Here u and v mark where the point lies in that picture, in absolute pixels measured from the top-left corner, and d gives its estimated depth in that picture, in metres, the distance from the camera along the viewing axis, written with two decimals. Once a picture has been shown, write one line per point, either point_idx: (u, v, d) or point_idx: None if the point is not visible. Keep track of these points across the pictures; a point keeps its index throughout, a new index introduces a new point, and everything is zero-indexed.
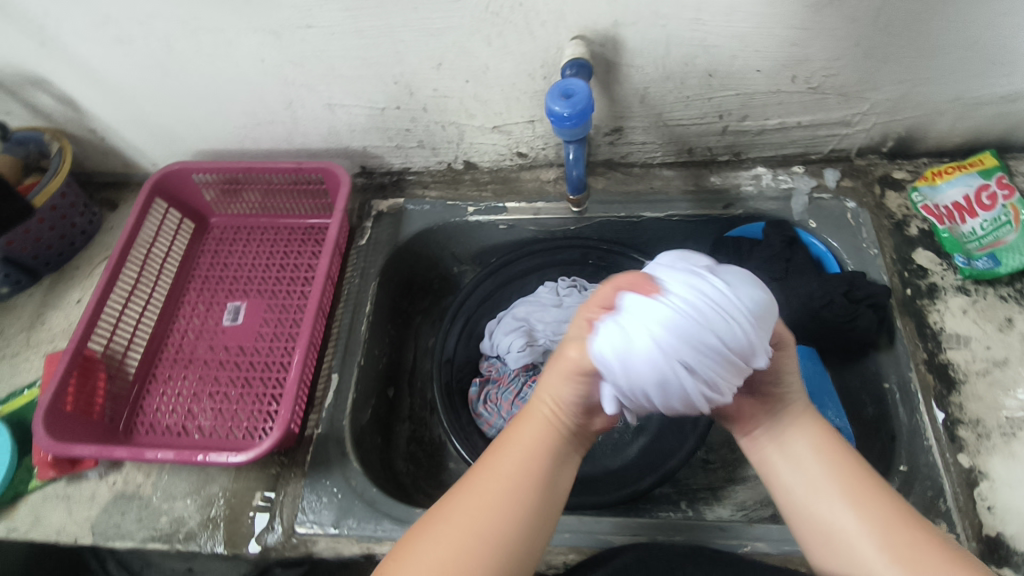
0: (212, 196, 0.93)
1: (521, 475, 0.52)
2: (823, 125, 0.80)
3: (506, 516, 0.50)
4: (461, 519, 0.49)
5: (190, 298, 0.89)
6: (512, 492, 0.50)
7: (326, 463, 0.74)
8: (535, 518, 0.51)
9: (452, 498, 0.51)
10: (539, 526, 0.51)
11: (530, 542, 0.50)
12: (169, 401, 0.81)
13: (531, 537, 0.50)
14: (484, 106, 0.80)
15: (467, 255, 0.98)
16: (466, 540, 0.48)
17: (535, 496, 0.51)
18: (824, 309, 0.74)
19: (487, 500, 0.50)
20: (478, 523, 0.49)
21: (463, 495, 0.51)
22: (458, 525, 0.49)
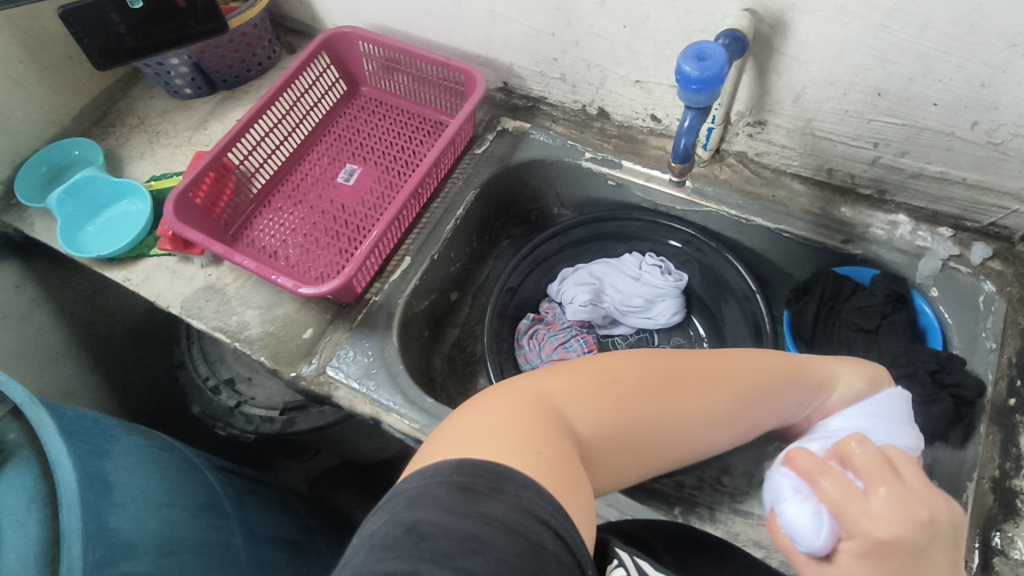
0: (369, 67, 1.00)
1: (768, 394, 0.57)
2: (991, 192, 0.70)
3: (730, 410, 0.54)
4: (688, 386, 0.52)
5: (320, 149, 0.99)
6: (743, 400, 0.55)
7: (371, 328, 0.81)
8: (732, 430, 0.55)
9: (712, 361, 0.55)
10: (723, 440, 0.55)
11: (711, 443, 0.54)
12: (273, 228, 0.92)
13: (722, 438, 0.55)
14: (633, 56, 0.79)
15: (571, 200, 1.00)
16: (700, 398, 0.53)
17: (750, 421, 0.56)
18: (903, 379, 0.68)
19: (720, 389, 0.54)
20: (700, 399, 0.53)
21: (696, 364, 0.54)
22: (707, 383, 0.53)
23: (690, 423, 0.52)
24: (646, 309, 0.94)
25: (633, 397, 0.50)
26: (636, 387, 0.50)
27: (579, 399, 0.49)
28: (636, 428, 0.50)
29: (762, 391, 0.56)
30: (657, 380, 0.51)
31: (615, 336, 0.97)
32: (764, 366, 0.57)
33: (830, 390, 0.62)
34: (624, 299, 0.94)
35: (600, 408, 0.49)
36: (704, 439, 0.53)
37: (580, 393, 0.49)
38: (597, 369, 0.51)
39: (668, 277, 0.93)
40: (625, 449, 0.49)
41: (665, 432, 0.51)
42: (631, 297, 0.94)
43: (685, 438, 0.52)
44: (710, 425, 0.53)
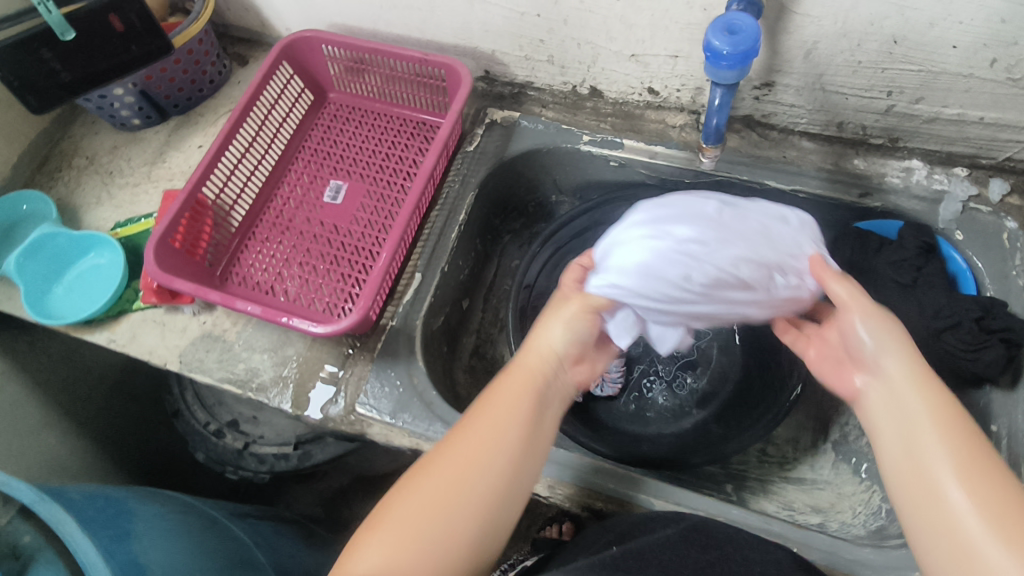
0: (335, 70, 0.93)
1: (524, 397, 0.58)
2: (1008, 128, 0.70)
3: (509, 436, 0.56)
4: (465, 449, 0.55)
5: (297, 166, 0.91)
6: (506, 429, 0.56)
7: (393, 355, 0.76)
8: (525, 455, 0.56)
9: (469, 422, 0.57)
10: (522, 467, 0.56)
11: (527, 467, 0.56)
12: (263, 261, 0.85)
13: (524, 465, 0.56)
14: (628, 29, 0.75)
15: (570, 185, 0.95)
16: (479, 446, 0.55)
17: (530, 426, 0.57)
18: (948, 329, 0.67)
19: (491, 433, 0.55)
20: (475, 461, 0.54)
21: (457, 443, 0.55)
22: (473, 436, 0.55)
23: (477, 470, 0.54)
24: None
25: (427, 501, 0.52)
26: (424, 500, 0.52)
27: (362, 545, 0.51)
28: (449, 533, 0.51)
29: (520, 408, 0.58)
30: (439, 470, 0.54)
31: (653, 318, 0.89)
32: (515, 392, 0.58)
33: (555, 350, 0.61)
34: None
35: (412, 533, 0.50)
36: (499, 464, 0.55)
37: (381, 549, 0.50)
38: (397, 497, 0.53)
39: None
40: (450, 533, 0.51)
41: (466, 492, 0.53)
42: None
43: (475, 485, 0.53)
44: (496, 472, 0.54)
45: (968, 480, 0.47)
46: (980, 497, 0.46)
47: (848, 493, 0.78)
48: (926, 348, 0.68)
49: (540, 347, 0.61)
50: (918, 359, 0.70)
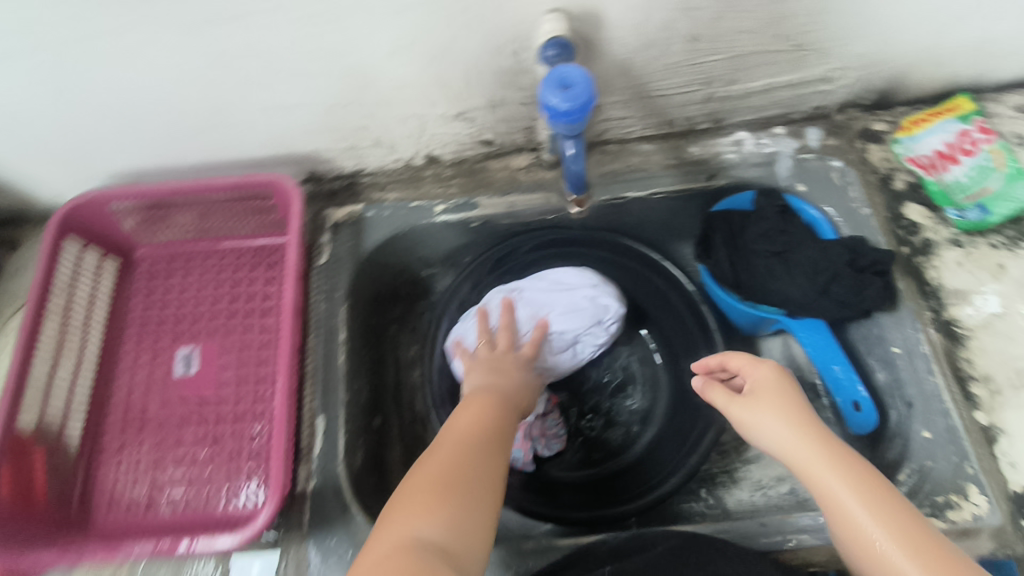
0: (134, 225, 0.80)
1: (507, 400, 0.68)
2: (805, 84, 0.76)
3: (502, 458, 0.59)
4: (446, 448, 0.58)
5: (128, 347, 0.77)
6: (480, 429, 0.61)
7: (326, 520, 0.66)
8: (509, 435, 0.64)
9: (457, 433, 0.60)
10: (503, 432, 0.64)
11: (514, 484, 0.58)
12: (128, 473, 0.70)
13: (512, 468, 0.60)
14: (444, 93, 0.71)
15: (439, 256, 0.90)
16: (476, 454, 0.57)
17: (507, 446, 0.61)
18: (832, 282, 0.71)
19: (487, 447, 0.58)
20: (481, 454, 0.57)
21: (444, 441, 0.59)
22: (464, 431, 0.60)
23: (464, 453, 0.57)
24: (573, 313, 0.83)
25: (433, 480, 0.54)
26: (431, 477, 0.54)
27: (401, 517, 0.51)
28: (471, 519, 0.52)
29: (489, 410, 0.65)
30: (440, 465, 0.55)
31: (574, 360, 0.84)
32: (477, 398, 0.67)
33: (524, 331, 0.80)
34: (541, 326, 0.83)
35: (437, 506, 0.52)
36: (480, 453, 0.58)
37: (417, 519, 0.50)
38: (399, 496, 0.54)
39: (572, 292, 0.83)
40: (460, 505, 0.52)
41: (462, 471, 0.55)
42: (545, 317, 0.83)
43: (473, 458, 0.57)
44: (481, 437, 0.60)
45: (861, 494, 0.50)
46: (885, 522, 0.48)
47: None
48: (820, 304, 0.72)
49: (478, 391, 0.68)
50: (815, 312, 0.74)
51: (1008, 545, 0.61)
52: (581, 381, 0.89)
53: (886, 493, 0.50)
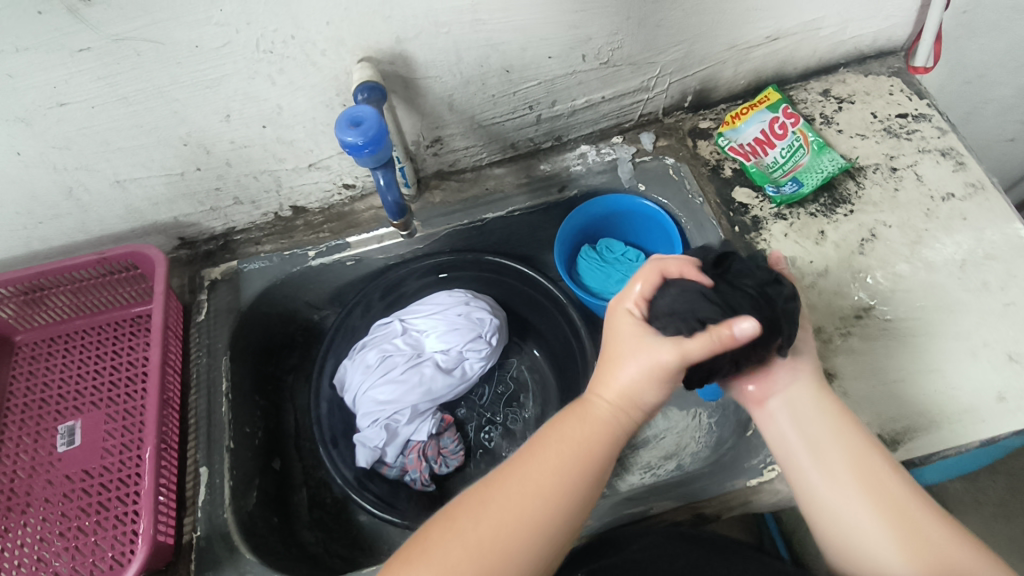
0: (10, 312, 0.81)
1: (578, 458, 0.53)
2: (626, 95, 0.83)
3: (557, 509, 0.51)
4: (501, 514, 0.50)
5: (10, 432, 0.77)
6: (573, 486, 0.51)
7: (214, 566, 0.67)
8: (579, 505, 0.52)
9: (523, 466, 0.52)
10: (598, 498, 0.53)
11: (560, 531, 0.51)
12: (11, 556, 0.69)
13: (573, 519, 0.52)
14: (291, 146, 0.76)
15: (324, 299, 0.94)
16: (531, 508, 0.50)
17: (585, 482, 0.52)
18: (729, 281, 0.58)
19: (546, 478, 0.51)
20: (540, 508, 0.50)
21: (495, 503, 0.50)
22: (536, 475, 0.51)
23: (511, 548, 0.49)
24: (447, 331, 0.87)
25: (454, 563, 0.48)
26: (457, 554, 0.48)
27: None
28: None
29: (598, 450, 0.53)
30: (487, 544, 0.48)
31: (462, 376, 0.87)
32: (582, 434, 0.53)
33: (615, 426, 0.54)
34: (418, 350, 0.87)
35: (450, 570, 0.47)
36: (552, 544, 0.50)
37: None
38: (411, 563, 0.49)
39: (447, 314, 0.88)
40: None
41: (494, 573, 0.48)
42: (420, 342, 0.88)
43: (537, 552, 0.49)
44: (567, 506, 0.51)
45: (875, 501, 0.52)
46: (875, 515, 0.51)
47: (685, 428, 0.84)
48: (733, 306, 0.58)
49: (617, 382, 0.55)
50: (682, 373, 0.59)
51: None
52: (474, 396, 0.92)
53: (900, 503, 0.52)
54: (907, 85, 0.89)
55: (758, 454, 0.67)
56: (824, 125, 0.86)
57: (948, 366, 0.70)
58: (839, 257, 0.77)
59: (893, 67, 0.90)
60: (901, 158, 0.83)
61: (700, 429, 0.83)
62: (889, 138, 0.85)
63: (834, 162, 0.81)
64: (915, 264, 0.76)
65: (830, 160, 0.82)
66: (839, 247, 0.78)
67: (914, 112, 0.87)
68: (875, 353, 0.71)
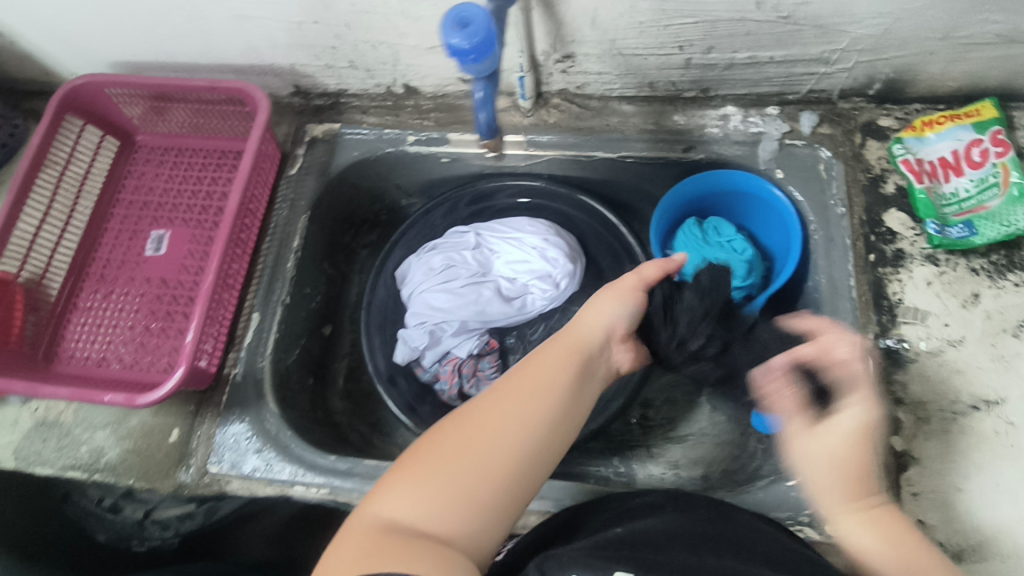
0: (136, 113, 0.86)
1: (549, 372, 0.53)
2: (799, 63, 0.70)
3: (541, 406, 0.50)
4: (481, 416, 0.48)
5: (113, 223, 0.85)
6: (540, 407, 0.50)
7: (241, 404, 0.73)
8: (560, 420, 0.51)
9: (503, 382, 0.52)
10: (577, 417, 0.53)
11: (559, 440, 0.50)
12: (90, 332, 0.79)
13: (563, 429, 0.51)
14: (412, 23, 0.71)
15: (414, 188, 0.92)
16: (520, 413, 0.49)
17: (567, 406, 0.52)
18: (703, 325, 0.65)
19: (528, 388, 0.51)
20: (523, 412, 0.50)
21: (478, 407, 0.49)
22: (515, 389, 0.51)
23: (500, 439, 0.47)
24: (519, 260, 0.84)
25: (448, 464, 0.46)
26: (448, 452, 0.46)
27: (387, 494, 0.46)
28: (490, 473, 0.46)
29: (545, 387, 0.52)
30: (471, 441, 0.47)
31: (516, 310, 0.84)
32: (554, 361, 0.54)
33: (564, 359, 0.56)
34: (484, 269, 0.85)
35: (438, 469, 0.45)
36: (546, 450, 0.49)
37: (399, 493, 0.45)
38: (402, 470, 0.47)
39: (523, 243, 0.85)
40: (476, 510, 0.45)
41: (488, 463, 0.46)
42: (489, 261, 0.85)
43: (533, 458, 0.48)
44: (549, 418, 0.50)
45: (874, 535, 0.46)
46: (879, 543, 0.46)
47: (726, 440, 0.80)
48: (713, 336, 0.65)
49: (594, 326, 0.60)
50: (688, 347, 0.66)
51: None
52: (527, 332, 0.89)
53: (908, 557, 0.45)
54: None
55: (789, 507, 0.62)
56: None
57: None
58: (984, 330, 0.64)
59: None
60: None
61: (741, 448, 0.78)
62: None
63: None
64: None
65: None
66: (990, 319, 0.65)
67: None
68: (974, 453, 0.60)
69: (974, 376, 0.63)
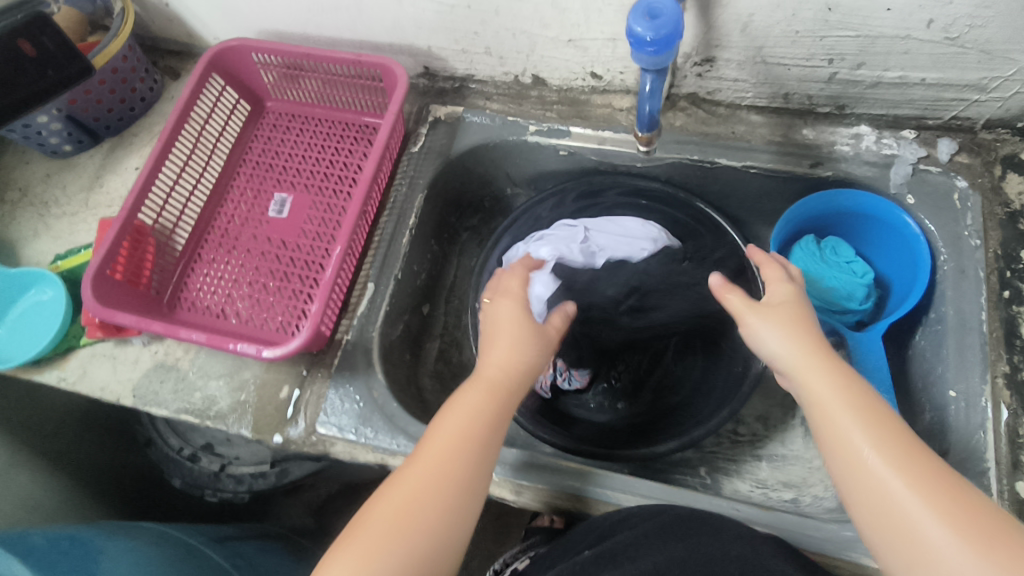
0: (271, 78, 0.90)
1: (478, 420, 0.56)
2: (951, 87, 0.68)
3: (466, 457, 0.54)
4: (429, 467, 0.53)
5: (239, 182, 0.88)
6: (442, 473, 0.53)
7: (352, 370, 0.75)
8: (484, 464, 0.55)
9: (428, 438, 0.55)
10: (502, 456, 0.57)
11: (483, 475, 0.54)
12: (211, 284, 0.83)
13: (483, 477, 0.54)
14: (561, 14, 0.72)
15: (523, 178, 0.94)
16: (443, 463, 0.53)
17: (480, 452, 0.54)
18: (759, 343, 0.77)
19: (456, 438, 0.54)
20: (451, 462, 0.53)
21: (418, 463, 0.53)
22: (433, 446, 0.54)
23: (433, 504, 0.51)
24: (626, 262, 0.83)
25: (383, 534, 0.49)
26: (387, 514, 0.50)
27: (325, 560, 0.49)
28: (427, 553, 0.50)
29: (451, 431, 0.55)
30: (421, 492, 0.51)
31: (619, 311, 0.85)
32: (471, 406, 0.57)
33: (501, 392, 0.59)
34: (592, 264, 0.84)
35: (380, 543, 0.49)
36: (471, 499, 0.53)
37: (347, 557, 0.48)
38: (348, 541, 0.49)
39: (635, 244, 0.83)
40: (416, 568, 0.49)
41: (429, 512, 0.51)
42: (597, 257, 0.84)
43: (463, 515, 0.52)
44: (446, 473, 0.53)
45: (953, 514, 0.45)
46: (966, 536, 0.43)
47: (818, 466, 0.79)
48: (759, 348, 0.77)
49: (491, 367, 0.60)
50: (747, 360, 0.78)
51: None
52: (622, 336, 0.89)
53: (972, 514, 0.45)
54: None
55: None
56: None
57: None
58: None
59: None
60: None
61: None
62: None
63: None
64: None
65: None
66: None
67: None
68: None
69: None
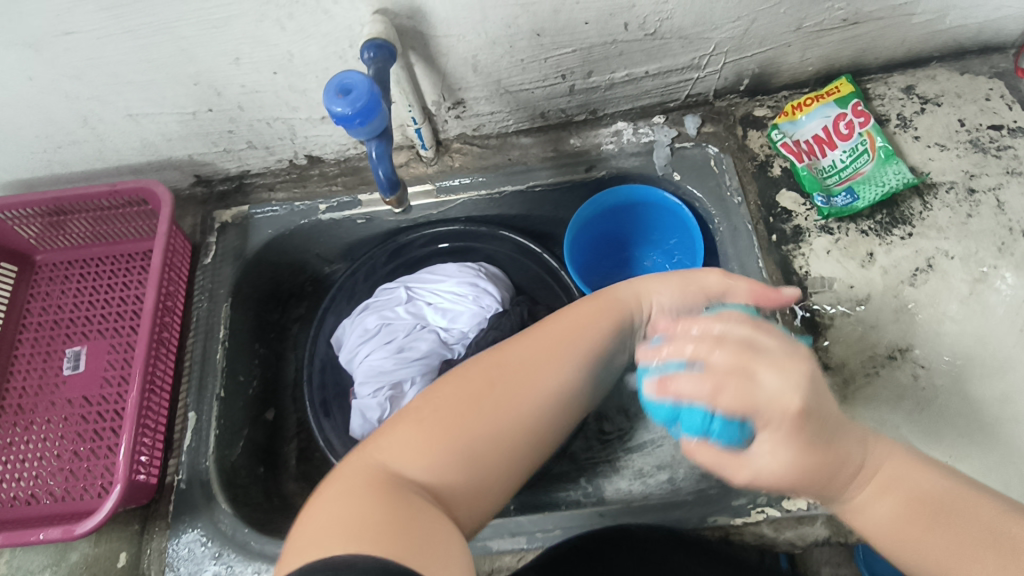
0: (32, 232, 0.83)
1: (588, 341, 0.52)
2: (673, 72, 0.75)
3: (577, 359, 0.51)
4: (526, 360, 0.50)
5: (23, 349, 0.81)
6: (576, 360, 0.51)
7: (192, 510, 0.69)
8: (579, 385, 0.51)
9: (526, 337, 0.52)
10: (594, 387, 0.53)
11: (569, 414, 0.51)
12: (12, 470, 0.74)
13: (575, 398, 0.51)
14: (303, 96, 0.73)
15: (335, 254, 0.92)
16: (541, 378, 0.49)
17: (587, 375, 0.52)
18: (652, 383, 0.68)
19: (560, 346, 0.51)
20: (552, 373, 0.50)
21: (511, 356, 0.50)
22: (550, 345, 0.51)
23: (527, 404, 0.48)
24: (449, 307, 0.85)
25: (466, 430, 0.46)
26: (468, 421, 0.46)
27: (392, 441, 0.45)
28: (496, 454, 0.46)
29: (595, 340, 0.52)
30: (493, 391, 0.47)
31: (461, 354, 0.84)
32: (597, 311, 0.53)
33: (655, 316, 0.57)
34: (420, 321, 0.85)
35: (456, 438, 0.45)
36: (563, 413, 0.50)
37: (415, 448, 0.45)
38: (413, 411, 0.47)
39: (457, 290, 0.85)
40: (484, 470, 0.46)
41: (507, 429, 0.47)
42: (424, 314, 0.86)
43: (542, 431, 0.49)
44: (563, 398, 0.50)
45: None
46: None
47: None
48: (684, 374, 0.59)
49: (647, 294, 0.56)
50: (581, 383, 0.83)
51: (842, 533, 0.61)
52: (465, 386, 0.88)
53: None
54: (1010, 90, 0.76)
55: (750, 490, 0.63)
56: (898, 129, 0.75)
57: (980, 427, 0.63)
58: (885, 285, 0.69)
59: (996, 66, 0.78)
60: (982, 179, 0.72)
61: None
62: (973, 152, 0.74)
63: (899, 175, 0.71)
64: (970, 307, 0.67)
65: (895, 173, 0.71)
66: (887, 274, 0.69)
67: (1012, 124, 0.74)
68: (901, 399, 0.64)
69: (886, 329, 0.67)
